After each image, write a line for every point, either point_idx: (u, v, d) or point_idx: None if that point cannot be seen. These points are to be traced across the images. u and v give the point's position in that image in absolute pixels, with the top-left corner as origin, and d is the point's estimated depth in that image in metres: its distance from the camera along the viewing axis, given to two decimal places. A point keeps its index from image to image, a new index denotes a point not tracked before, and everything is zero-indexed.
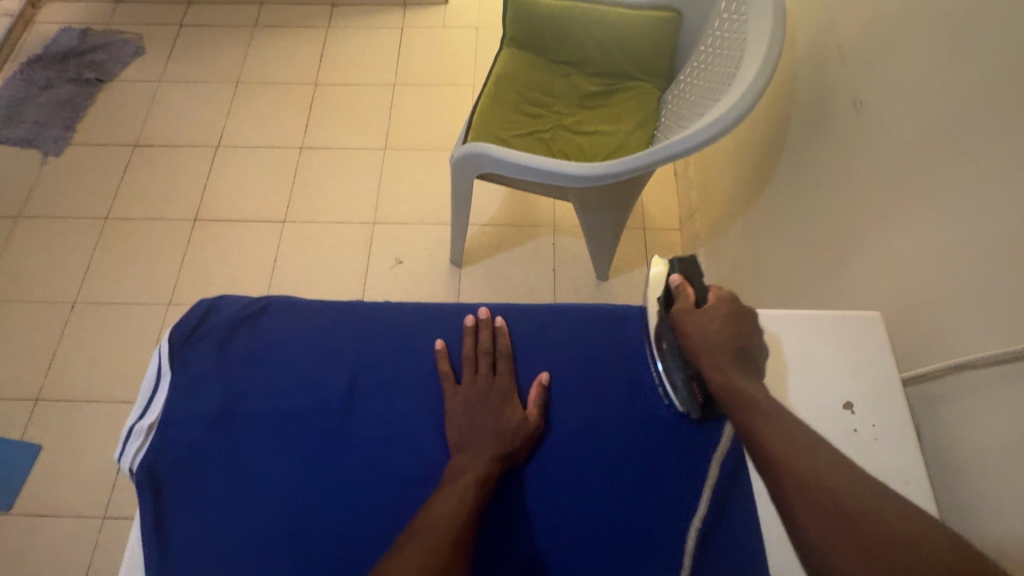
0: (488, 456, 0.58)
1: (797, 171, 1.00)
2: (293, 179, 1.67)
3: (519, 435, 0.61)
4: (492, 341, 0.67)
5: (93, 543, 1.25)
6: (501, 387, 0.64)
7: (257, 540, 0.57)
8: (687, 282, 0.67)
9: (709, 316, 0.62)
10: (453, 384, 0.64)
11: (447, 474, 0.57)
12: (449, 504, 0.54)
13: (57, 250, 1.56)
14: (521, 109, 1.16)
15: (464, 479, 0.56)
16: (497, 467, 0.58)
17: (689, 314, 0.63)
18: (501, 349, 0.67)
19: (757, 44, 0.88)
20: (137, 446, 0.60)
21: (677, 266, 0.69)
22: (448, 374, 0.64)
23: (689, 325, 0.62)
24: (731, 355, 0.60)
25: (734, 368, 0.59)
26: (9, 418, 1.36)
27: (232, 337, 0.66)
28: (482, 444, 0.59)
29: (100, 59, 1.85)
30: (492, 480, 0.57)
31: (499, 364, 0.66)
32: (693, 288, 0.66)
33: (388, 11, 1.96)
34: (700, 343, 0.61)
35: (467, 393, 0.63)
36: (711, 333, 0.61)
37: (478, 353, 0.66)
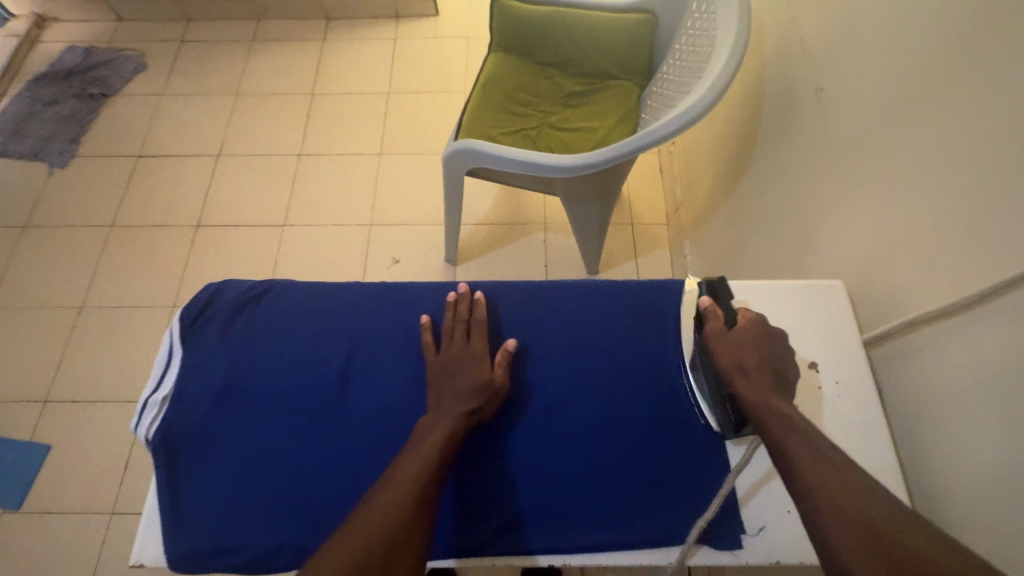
0: (456, 414, 0.61)
1: (769, 159, 1.05)
2: (291, 185, 1.72)
3: (483, 395, 0.64)
4: (468, 313, 0.70)
5: (101, 537, 1.28)
6: (472, 351, 0.67)
7: (263, 499, 0.61)
8: (716, 302, 0.69)
9: (738, 335, 0.64)
10: (433, 352, 0.67)
11: (413, 435, 0.61)
12: (416, 459, 0.57)
13: (64, 257, 1.61)
14: (508, 109, 1.22)
15: (431, 436, 0.59)
16: (463, 424, 0.61)
17: (718, 333, 0.65)
18: (475, 318, 0.70)
19: (724, 40, 0.94)
20: (151, 417, 0.64)
21: (707, 288, 0.71)
22: (428, 345, 0.68)
23: (717, 343, 0.64)
24: (761, 371, 0.61)
25: (766, 382, 0.60)
26: (18, 420, 1.40)
27: (238, 317, 0.70)
28: (448, 405, 0.62)
29: (103, 74, 1.92)
30: (458, 435, 0.60)
31: (473, 332, 0.69)
32: (722, 308, 0.68)
33: (380, 23, 2.03)
34: (730, 359, 0.62)
35: (443, 360, 0.66)
36: (740, 351, 0.62)
37: (455, 323, 0.69)
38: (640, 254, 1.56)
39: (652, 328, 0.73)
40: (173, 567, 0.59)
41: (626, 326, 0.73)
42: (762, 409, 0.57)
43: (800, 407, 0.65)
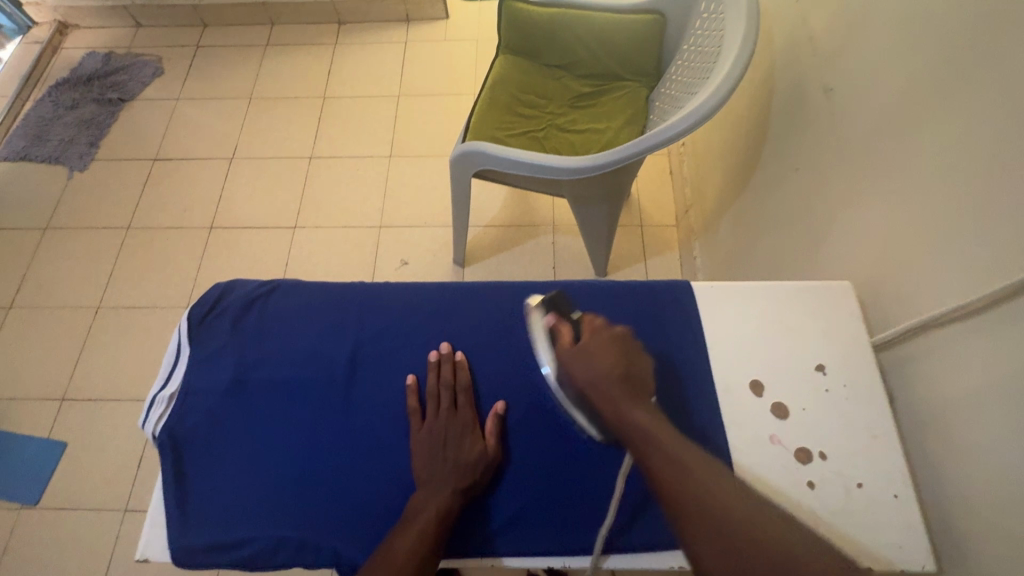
0: (449, 490, 0.59)
1: (778, 159, 1.04)
2: (302, 187, 1.74)
3: (478, 467, 0.61)
4: (452, 375, 0.67)
5: (115, 533, 1.30)
6: (461, 422, 0.64)
7: (266, 497, 0.61)
8: (559, 321, 0.65)
9: (586, 352, 0.61)
10: (419, 420, 0.64)
11: (405, 513, 0.58)
12: (406, 538, 0.55)
13: (82, 258, 1.65)
14: (514, 111, 1.23)
15: (424, 515, 0.57)
16: (458, 501, 0.58)
17: (569, 354, 0.62)
18: (460, 382, 0.66)
19: (732, 41, 0.93)
20: (159, 413, 0.65)
21: (548, 306, 0.68)
22: (415, 411, 0.65)
23: (572, 366, 0.61)
24: (622, 385, 0.58)
25: (624, 399, 0.57)
26: (36, 417, 1.43)
27: (245, 315, 0.71)
28: (441, 480, 0.60)
29: (122, 79, 1.96)
30: (454, 510, 0.58)
31: (459, 398, 0.66)
32: (566, 325, 0.65)
33: (391, 27, 2.05)
34: (585, 382, 0.59)
35: (431, 429, 0.63)
36: (595, 370, 0.59)
37: (440, 389, 0.66)
38: (649, 256, 1.55)
39: (657, 325, 0.70)
40: (176, 561, 0.59)
41: (634, 320, 0.71)
42: (627, 433, 0.56)
43: (806, 410, 0.63)
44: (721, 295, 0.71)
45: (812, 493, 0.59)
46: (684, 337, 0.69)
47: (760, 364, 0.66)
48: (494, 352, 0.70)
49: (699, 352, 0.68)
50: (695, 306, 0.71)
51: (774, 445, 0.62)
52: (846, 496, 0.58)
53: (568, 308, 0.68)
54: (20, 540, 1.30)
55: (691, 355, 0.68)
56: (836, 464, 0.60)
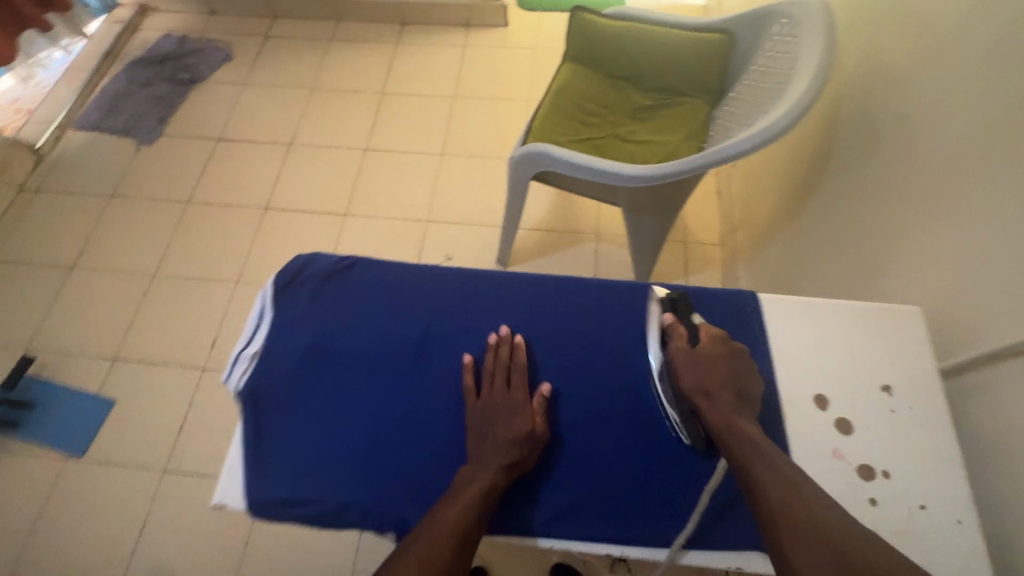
0: (494, 467, 0.60)
1: (840, 184, 1.04)
2: (355, 176, 1.80)
3: (526, 446, 0.62)
4: (510, 356, 0.69)
5: (153, 492, 1.35)
6: (513, 402, 0.65)
7: (337, 458, 0.64)
8: (679, 321, 0.69)
9: (701, 355, 0.65)
10: (474, 398, 0.66)
11: (453, 486, 0.60)
12: (451, 511, 0.56)
13: (143, 227, 1.73)
14: (577, 119, 1.25)
15: (472, 489, 0.58)
16: (502, 477, 0.60)
17: (682, 352, 0.66)
18: (517, 362, 0.68)
19: (806, 64, 0.94)
20: (242, 370, 0.68)
21: (670, 306, 0.71)
22: (469, 389, 0.67)
23: (682, 368, 0.65)
24: (734, 394, 0.62)
25: (735, 409, 0.61)
26: (88, 373, 1.50)
27: (326, 285, 0.74)
28: (487, 457, 0.61)
29: (193, 62, 2.06)
30: (498, 490, 0.59)
31: (513, 378, 0.67)
32: (683, 326, 0.68)
33: (452, 30, 2.11)
34: (695, 385, 0.63)
35: (483, 407, 0.65)
36: (711, 374, 0.63)
37: (496, 367, 0.68)
38: (691, 273, 1.55)
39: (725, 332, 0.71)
40: (251, 513, 0.62)
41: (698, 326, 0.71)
42: (731, 436, 0.59)
43: (870, 428, 0.63)
44: (785, 309, 0.71)
45: (874, 511, 0.59)
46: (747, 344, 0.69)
47: (827, 378, 0.66)
48: (556, 342, 0.72)
49: (762, 363, 0.68)
50: (759, 316, 0.71)
51: (837, 459, 0.62)
52: (910, 517, 0.58)
53: (689, 310, 0.70)
54: (63, 489, 1.35)
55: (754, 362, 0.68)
56: (899, 484, 0.60)
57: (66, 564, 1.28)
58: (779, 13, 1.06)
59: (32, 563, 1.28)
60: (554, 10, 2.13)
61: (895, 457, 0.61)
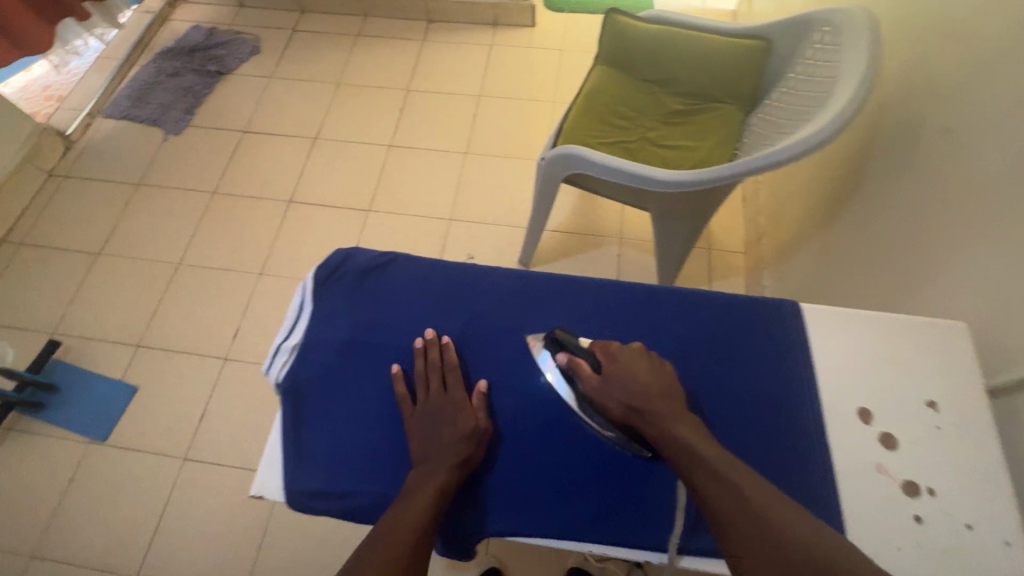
0: (445, 467, 0.60)
1: (878, 196, 1.03)
2: (379, 172, 1.81)
3: (473, 443, 0.63)
4: (441, 358, 0.68)
5: (173, 479, 1.36)
6: (453, 402, 0.65)
7: (374, 452, 0.64)
8: (575, 359, 0.66)
9: (614, 380, 0.64)
10: (410, 404, 0.65)
11: (403, 493, 0.59)
12: (409, 518, 0.56)
13: (168, 216, 1.74)
14: (609, 121, 1.25)
15: (425, 492, 0.58)
16: (456, 476, 0.60)
17: (598, 386, 0.64)
18: (449, 363, 0.68)
19: (850, 74, 0.93)
20: (282, 361, 0.69)
21: (556, 346, 0.68)
22: (404, 396, 0.66)
23: (604, 398, 0.63)
24: (661, 400, 0.63)
25: (668, 420, 0.61)
26: (112, 359, 1.51)
27: (365, 279, 0.74)
28: (436, 459, 0.61)
29: (221, 54, 2.07)
30: (451, 490, 0.59)
31: (448, 379, 0.67)
32: (583, 360, 0.66)
33: (479, 29, 2.12)
34: (624, 408, 0.63)
35: (422, 413, 0.65)
36: (631, 393, 0.63)
37: (429, 370, 0.67)
38: (715, 280, 1.55)
39: (769, 341, 0.70)
40: (289, 504, 0.62)
41: (741, 334, 0.71)
42: (674, 451, 0.60)
43: (915, 444, 0.62)
44: (828, 319, 0.71)
45: (918, 528, 0.58)
46: (793, 354, 0.69)
47: (873, 392, 0.65)
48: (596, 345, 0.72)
49: (809, 374, 0.67)
50: (804, 325, 0.70)
51: (881, 475, 0.61)
52: (956, 538, 0.57)
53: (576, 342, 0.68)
54: (84, 473, 1.37)
55: (799, 371, 0.68)
56: (945, 501, 0.59)
57: (86, 548, 1.29)
58: (820, 21, 1.05)
59: (53, 545, 1.30)
60: (580, 12, 2.13)
61: (941, 474, 0.60)
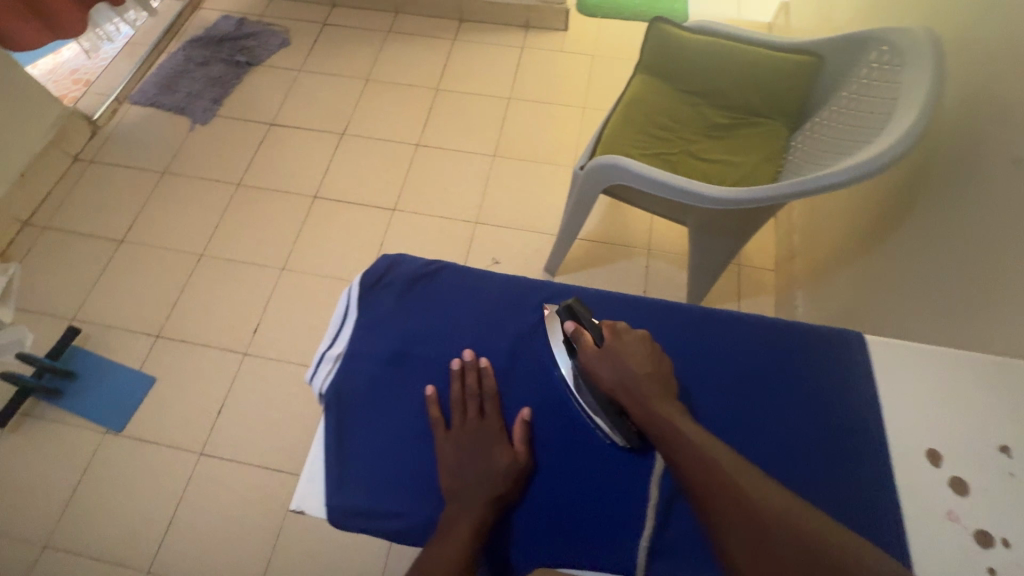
0: (480, 502, 0.59)
1: (932, 223, 1.00)
2: (406, 171, 1.79)
3: (509, 478, 0.62)
4: (477, 383, 0.68)
5: (188, 474, 1.34)
6: (488, 433, 0.65)
7: (417, 471, 0.64)
8: (580, 329, 0.69)
9: (609, 355, 0.66)
10: (443, 430, 0.65)
11: (441, 527, 0.59)
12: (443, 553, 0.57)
13: (192, 206, 1.73)
14: (649, 132, 1.22)
15: (460, 527, 0.58)
16: (489, 512, 0.60)
17: (595, 357, 0.67)
18: (486, 390, 0.68)
19: (912, 97, 0.90)
20: (326, 371, 0.69)
21: (566, 313, 0.71)
22: (437, 421, 0.66)
23: (599, 370, 0.66)
24: (651, 380, 0.64)
25: (655, 397, 0.63)
26: (131, 348, 1.50)
27: (411, 288, 0.74)
28: (471, 493, 0.60)
29: (251, 45, 2.06)
30: (486, 526, 0.59)
31: (486, 407, 0.67)
32: (586, 332, 0.69)
33: (511, 31, 2.09)
34: (614, 381, 0.65)
35: (457, 439, 0.64)
36: (624, 368, 0.65)
37: (465, 397, 0.67)
38: (744, 297, 1.52)
39: (832, 374, 0.69)
40: (329, 519, 0.62)
41: (800, 364, 0.70)
42: (655, 424, 0.61)
43: (988, 490, 0.59)
44: (887, 353, 0.69)
45: None
46: (851, 387, 0.67)
47: (940, 432, 0.63)
48: None
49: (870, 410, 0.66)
50: (869, 358, 0.69)
51: (951, 522, 0.58)
52: None
53: (586, 313, 0.71)
54: (99, 464, 1.35)
55: (852, 405, 0.67)
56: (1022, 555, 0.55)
57: (98, 540, 1.27)
58: (878, 39, 1.02)
59: (65, 535, 1.28)
60: (614, 18, 2.10)
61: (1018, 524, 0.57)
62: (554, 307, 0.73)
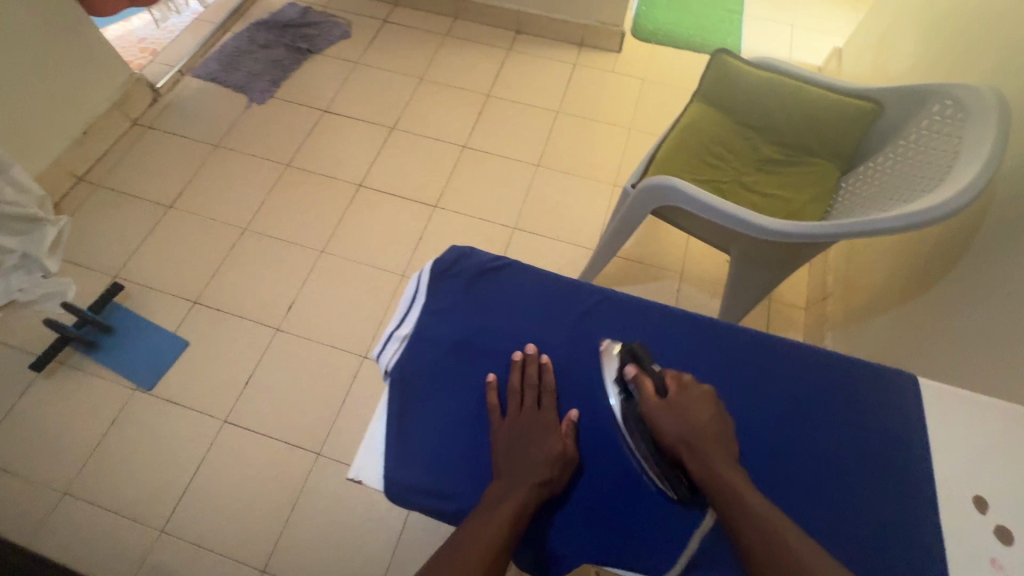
0: (528, 485, 0.64)
1: (976, 277, 1.01)
2: (450, 170, 1.82)
3: (558, 468, 0.67)
4: (537, 376, 0.74)
5: (210, 441, 1.36)
6: (542, 423, 0.71)
7: (467, 451, 0.71)
8: (642, 375, 0.72)
9: (674, 408, 0.69)
10: (499, 416, 0.71)
11: (485, 501, 0.64)
12: (492, 527, 0.60)
13: (241, 181, 1.77)
14: (703, 157, 1.24)
15: (509, 504, 0.62)
16: (535, 495, 0.64)
17: (658, 408, 0.69)
18: (545, 385, 0.74)
19: (975, 149, 0.92)
20: (393, 349, 0.77)
21: (629, 359, 0.74)
22: (494, 407, 0.72)
23: (661, 421, 0.68)
24: (714, 441, 0.67)
25: (717, 458, 0.66)
26: (168, 312, 1.53)
27: (479, 280, 0.82)
28: (521, 476, 0.65)
29: (313, 33, 2.12)
30: (530, 509, 0.63)
31: (542, 400, 0.73)
32: (649, 379, 0.72)
33: (565, 47, 2.14)
34: (678, 435, 0.67)
35: (511, 425, 0.70)
36: (688, 423, 0.68)
37: (524, 387, 0.73)
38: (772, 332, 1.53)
39: (875, 408, 0.74)
40: (385, 492, 0.69)
41: (846, 395, 0.75)
42: (713, 484, 0.64)
43: None
44: (945, 402, 0.75)
45: None
46: (888, 432, 0.73)
47: (989, 481, 0.68)
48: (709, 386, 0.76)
49: (908, 456, 0.71)
50: (918, 398, 0.75)
51: (992, 569, 0.63)
52: None
53: (649, 361, 0.74)
54: (126, 420, 1.38)
55: (883, 447, 0.72)
56: None
57: (116, 495, 1.30)
58: (941, 94, 1.04)
59: (84, 486, 1.30)
60: (667, 46, 2.14)
61: None
62: (617, 346, 0.77)
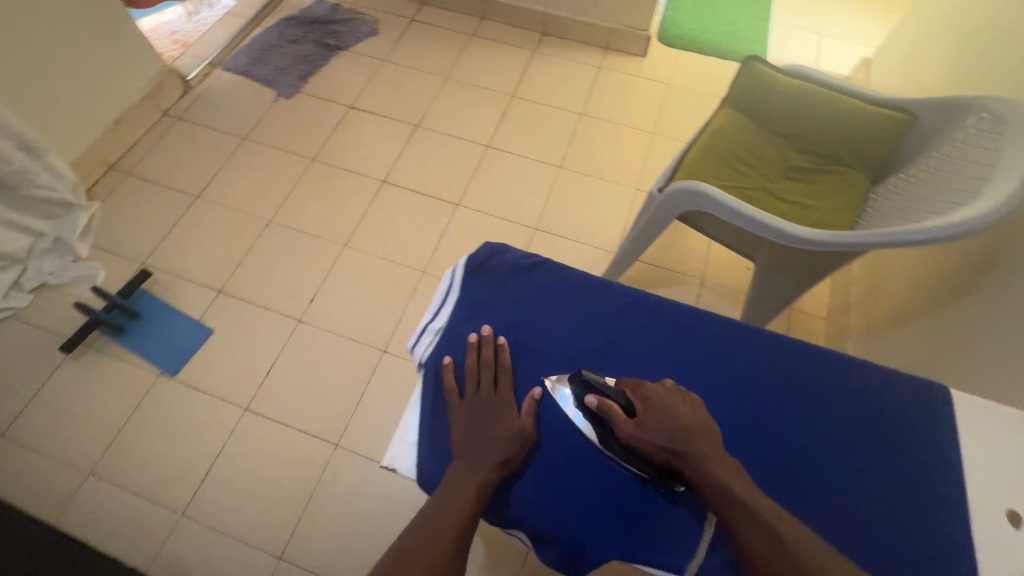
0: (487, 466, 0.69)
1: (1004, 290, 1.00)
2: (473, 169, 1.84)
3: (514, 446, 0.71)
4: (493, 357, 0.78)
5: (231, 427, 1.38)
6: (497, 402, 0.75)
7: None
8: (603, 401, 0.72)
9: (647, 423, 0.70)
10: (457, 398, 0.76)
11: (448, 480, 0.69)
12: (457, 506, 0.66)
13: (267, 174, 1.80)
14: (730, 164, 1.24)
15: (469, 483, 0.68)
16: (493, 475, 0.69)
17: (630, 428, 0.70)
18: (500, 363, 0.77)
19: (1011, 163, 0.92)
20: (427, 341, 0.83)
21: (581, 388, 0.74)
22: (452, 389, 0.76)
23: (639, 438, 0.70)
24: (702, 441, 0.69)
25: (704, 459, 0.68)
26: (193, 299, 1.56)
27: (512, 276, 0.85)
28: (481, 456, 0.70)
29: (341, 30, 2.15)
30: (489, 487, 0.68)
31: (498, 378, 0.77)
32: (612, 401, 0.72)
33: (590, 50, 2.15)
34: (661, 445, 0.69)
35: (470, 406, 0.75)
36: (664, 433, 0.69)
37: (480, 367, 0.77)
38: None
39: (907, 419, 0.74)
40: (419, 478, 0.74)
41: (875, 403, 0.75)
42: (705, 485, 0.66)
43: None
44: (984, 417, 0.74)
45: None
46: (921, 442, 0.73)
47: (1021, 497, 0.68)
48: (737, 389, 0.77)
49: (936, 468, 0.71)
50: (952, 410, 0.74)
51: None
52: None
53: (603, 382, 0.74)
54: (150, 404, 1.40)
55: (912, 458, 0.72)
56: None
57: (138, 477, 1.32)
58: (978, 106, 1.03)
59: (108, 467, 1.33)
60: (693, 51, 2.14)
61: None
62: (565, 378, 0.77)
